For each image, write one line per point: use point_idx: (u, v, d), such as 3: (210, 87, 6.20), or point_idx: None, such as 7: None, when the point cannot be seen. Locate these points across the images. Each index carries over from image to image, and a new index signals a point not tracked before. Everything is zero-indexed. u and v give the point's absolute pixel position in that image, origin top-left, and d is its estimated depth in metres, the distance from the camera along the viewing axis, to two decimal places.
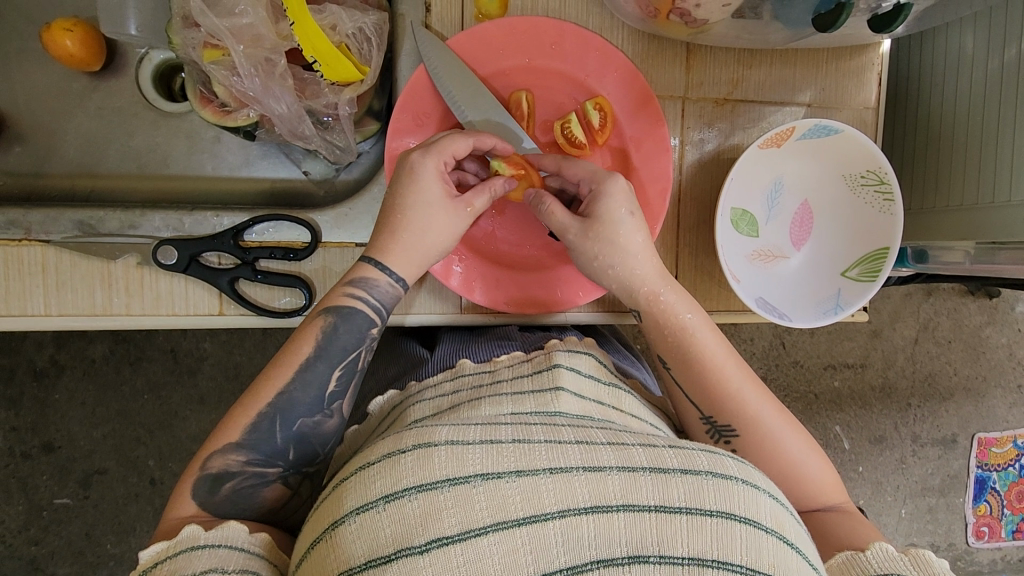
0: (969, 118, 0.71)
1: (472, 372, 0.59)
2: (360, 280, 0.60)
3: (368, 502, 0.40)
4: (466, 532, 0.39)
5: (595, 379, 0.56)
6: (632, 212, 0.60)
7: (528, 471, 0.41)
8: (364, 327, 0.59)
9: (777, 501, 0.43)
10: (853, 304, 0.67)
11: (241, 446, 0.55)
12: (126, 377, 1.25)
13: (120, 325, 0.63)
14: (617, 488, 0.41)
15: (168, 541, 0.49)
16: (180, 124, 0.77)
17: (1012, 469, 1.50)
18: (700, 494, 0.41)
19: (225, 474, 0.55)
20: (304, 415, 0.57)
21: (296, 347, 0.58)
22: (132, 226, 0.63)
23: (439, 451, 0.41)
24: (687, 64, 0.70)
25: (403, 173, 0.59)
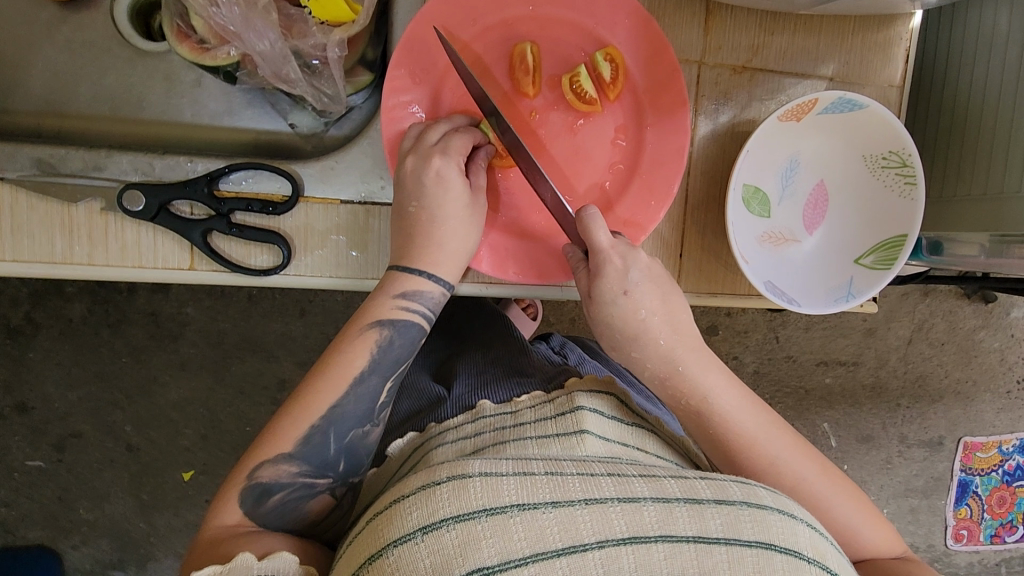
0: (1000, 99, 0.66)
1: (494, 414, 0.59)
2: (408, 290, 0.58)
3: (407, 534, 0.41)
4: (505, 563, 0.40)
5: (619, 421, 0.56)
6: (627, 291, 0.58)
7: (565, 502, 0.42)
8: (418, 337, 0.59)
9: (813, 529, 0.46)
10: (865, 292, 0.64)
11: (293, 456, 0.55)
12: (103, 339, 1.20)
13: (82, 276, 0.58)
14: (655, 519, 0.43)
15: (224, 565, 0.47)
16: (157, 64, 0.72)
17: (995, 474, 1.49)
18: (736, 524, 0.43)
19: (275, 484, 0.55)
20: (356, 427, 0.57)
21: (350, 361, 0.57)
22: (96, 167, 0.57)
23: (475, 482, 0.43)
24: (705, 26, 0.65)
25: (430, 185, 0.57)
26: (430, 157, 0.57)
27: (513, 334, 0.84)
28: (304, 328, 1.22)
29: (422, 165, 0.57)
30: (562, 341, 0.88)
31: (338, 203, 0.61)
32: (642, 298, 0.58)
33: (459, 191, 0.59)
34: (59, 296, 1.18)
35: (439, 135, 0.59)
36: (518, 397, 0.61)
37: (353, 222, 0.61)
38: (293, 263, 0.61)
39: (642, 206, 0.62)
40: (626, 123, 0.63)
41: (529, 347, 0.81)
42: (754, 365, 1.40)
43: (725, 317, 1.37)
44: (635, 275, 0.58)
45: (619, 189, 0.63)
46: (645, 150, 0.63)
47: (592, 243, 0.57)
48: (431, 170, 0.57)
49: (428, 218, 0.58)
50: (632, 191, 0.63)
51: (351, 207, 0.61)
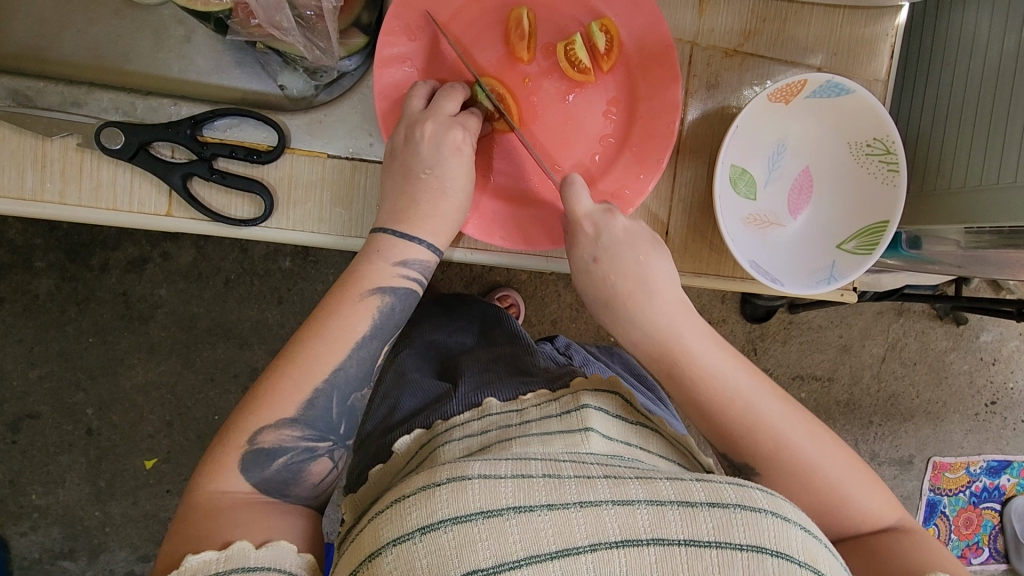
0: (980, 95, 0.68)
1: (499, 412, 0.58)
2: (400, 256, 0.57)
3: (405, 534, 0.41)
4: (499, 565, 0.40)
5: (621, 419, 0.55)
6: (595, 258, 0.59)
7: (560, 505, 0.41)
8: (415, 304, 0.58)
9: (808, 532, 0.42)
10: (848, 274, 0.65)
11: (297, 421, 0.53)
12: (71, 316, 1.16)
13: (52, 216, 0.56)
14: (646, 522, 0.41)
15: (221, 551, 0.44)
16: (146, 17, 0.71)
17: (961, 496, 1.52)
18: (729, 528, 0.41)
19: (279, 449, 0.52)
20: (357, 390, 0.55)
21: (352, 325, 0.55)
22: (76, 103, 0.56)
23: (473, 485, 0.42)
24: (699, 8, 0.66)
25: (446, 152, 0.57)
26: (449, 127, 0.57)
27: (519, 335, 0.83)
28: (281, 317, 1.18)
29: (440, 132, 0.56)
30: (566, 342, 0.88)
31: (324, 156, 0.60)
32: (614, 266, 0.59)
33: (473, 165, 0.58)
34: (25, 270, 1.14)
35: (456, 105, 0.58)
36: (524, 396, 0.60)
37: (337, 176, 0.60)
38: (274, 215, 0.60)
39: (633, 176, 0.63)
40: (618, 95, 0.64)
41: (533, 346, 0.80)
42: None
43: None
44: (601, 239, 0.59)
45: (608, 161, 0.64)
46: (637, 121, 0.63)
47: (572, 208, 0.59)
48: (451, 139, 0.57)
49: (438, 188, 0.57)
50: (623, 161, 0.63)
51: (337, 161, 0.60)
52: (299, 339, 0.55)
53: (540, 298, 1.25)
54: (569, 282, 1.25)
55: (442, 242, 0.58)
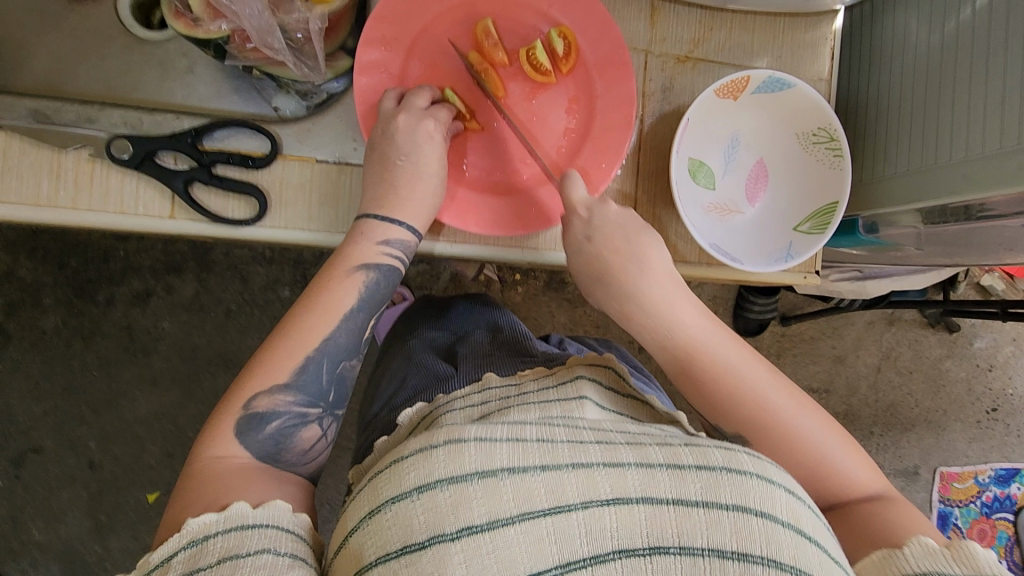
0: (915, 88, 0.75)
1: (499, 386, 0.64)
2: (384, 238, 0.63)
3: (403, 493, 0.44)
4: (493, 521, 0.43)
5: (613, 392, 0.60)
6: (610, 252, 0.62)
7: (552, 466, 0.45)
8: (396, 281, 0.64)
9: (793, 494, 0.45)
10: (803, 253, 0.69)
11: (289, 387, 0.58)
12: (76, 350, 1.20)
13: (64, 221, 0.61)
14: (636, 483, 0.44)
15: (220, 513, 0.46)
16: (153, 51, 0.78)
17: (974, 507, 1.48)
18: (715, 488, 0.44)
19: (272, 413, 0.57)
20: (345, 359, 0.61)
21: (337, 299, 0.61)
22: (89, 120, 0.61)
23: (469, 447, 0.46)
24: (650, 18, 0.73)
25: (420, 141, 0.63)
26: (421, 118, 0.63)
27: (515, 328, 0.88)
28: None
29: (414, 123, 0.63)
30: (560, 338, 0.92)
31: (313, 161, 0.66)
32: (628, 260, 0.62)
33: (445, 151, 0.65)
34: (35, 307, 1.20)
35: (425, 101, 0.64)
36: (524, 372, 0.66)
37: (326, 179, 0.66)
38: (268, 215, 0.65)
39: (594, 166, 0.69)
40: (579, 94, 0.70)
41: (528, 336, 0.85)
42: None
43: None
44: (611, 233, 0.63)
45: (572, 154, 0.70)
46: (596, 116, 0.70)
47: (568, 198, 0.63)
48: (425, 129, 0.63)
49: (415, 172, 0.63)
50: (586, 153, 0.69)
51: (325, 165, 0.66)
52: (292, 314, 0.61)
53: (535, 318, 1.29)
54: (562, 302, 1.30)
55: (420, 225, 0.64)
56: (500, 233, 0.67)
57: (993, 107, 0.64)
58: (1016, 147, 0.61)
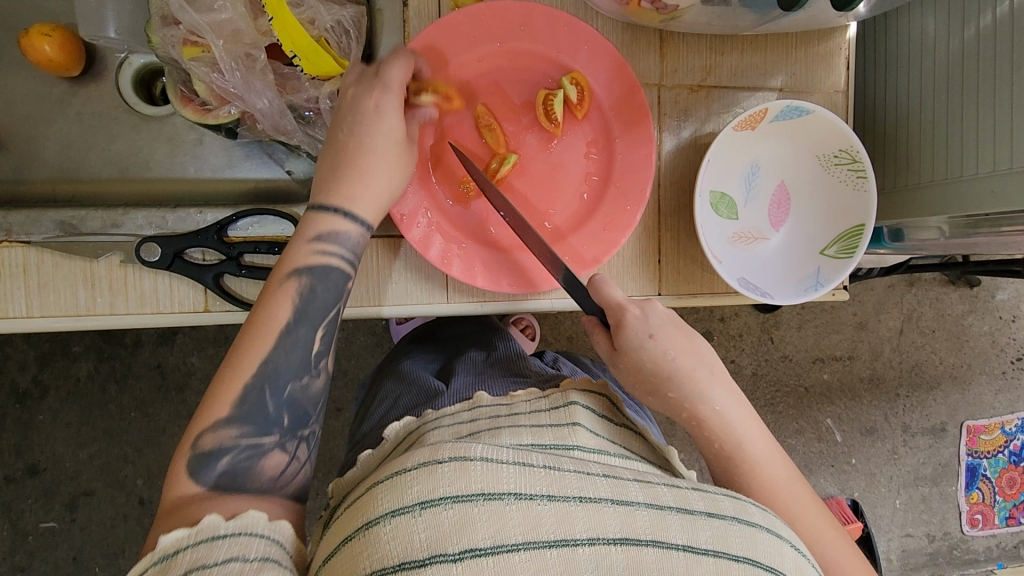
0: (933, 94, 0.73)
1: (490, 404, 0.61)
2: (325, 232, 0.57)
3: (405, 506, 0.41)
4: (498, 545, 0.40)
5: (606, 419, 0.59)
6: (652, 334, 0.60)
7: (561, 496, 0.43)
8: (340, 280, 0.57)
9: (798, 551, 0.49)
10: (833, 280, 0.69)
11: (232, 420, 0.51)
12: (112, 395, 1.23)
13: (104, 325, 0.63)
14: (647, 523, 0.44)
15: (191, 528, 0.43)
16: (161, 127, 0.77)
17: (1001, 456, 1.53)
18: (726, 539, 0.45)
19: (219, 450, 0.50)
20: (294, 378, 0.54)
21: (274, 313, 0.54)
22: (114, 225, 0.63)
23: (476, 466, 0.43)
24: (661, 52, 0.72)
25: (364, 114, 0.58)
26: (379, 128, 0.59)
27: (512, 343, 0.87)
28: None
29: (363, 94, 0.59)
30: (555, 356, 0.93)
31: None
32: (666, 343, 0.61)
33: (397, 124, 0.59)
34: (66, 356, 1.22)
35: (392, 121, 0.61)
36: (514, 392, 0.63)
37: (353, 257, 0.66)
38: None
39: (620, 210, 0.68)
40: (594, 137, 0.69)
41: (525, 356, 0.85)
42: (751, 367, 1.44)
43: (715, 321, 1.42)
44: (653, 318, 0.61)
45: (594, 199, 0.69)
46: (615, 158, 0.69)
47: (607, 302, 0.62)
48: (370, 101, 0.58)
49: (356, 146, 0.58)
50: (610, 198, 0.68)
51: None
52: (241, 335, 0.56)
53: (553, 318, 1.30)
54: None
55: (366, 213, 0.58)
56: (536, 288, 0.67)
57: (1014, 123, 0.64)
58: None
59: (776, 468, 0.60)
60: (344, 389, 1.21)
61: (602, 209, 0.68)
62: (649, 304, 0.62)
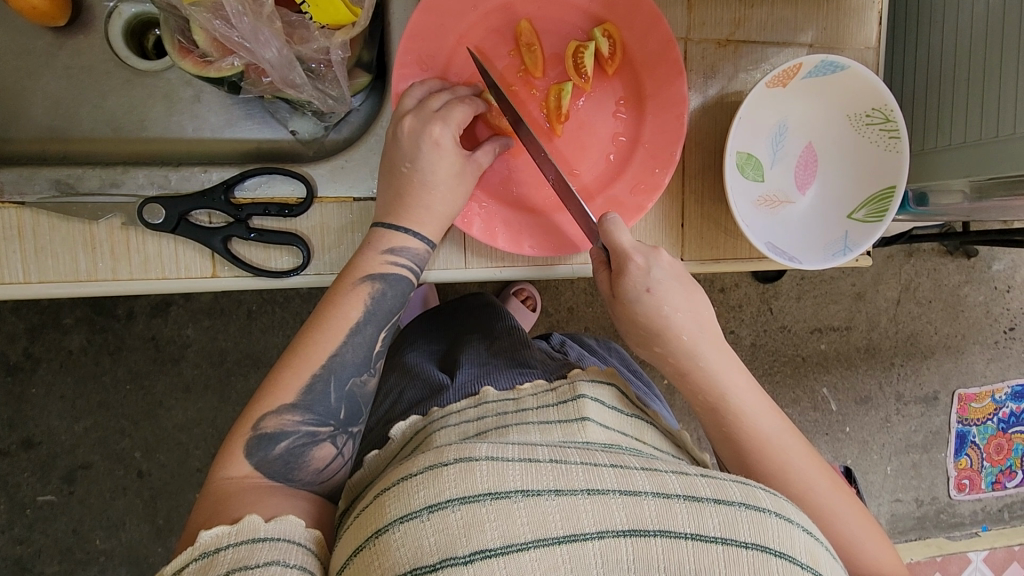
0: (971, 50, 0.70)
1: (495, 399, 0.60)
2: (391, 245, 0.60)
3: (412, 512, 0.42)
4: (507, 546, 0.40)
5: (618, 409, 0.58)
6: (649, 288, 0.59)
7: (567, 491, 0.42)
8: (408, 290, 0.60)
9: (811, 534, 0.45)
10: (861, 244, 0.68)
11: (297, 406, 0.55)
12: (106, 367, 1.19)
13: (106, 291, 0.59)
14: (653, 513, 0.42)
15: (232, 525, 0.46)
16: (155, 83, 0.73)
17: (990, 424, 1.55)
18: (734, 525, 0.42)
19: (280, 433, 0.54)
20: (355, 375, 0.58)
21: (347, 313, 0.58)
22: (114, 183, 0.59)
23: (481, 466, 0.43)
24: (689, 4, 0.68)
25: (427, 150, 0.59)
26: (431, 121, 0.59)
27: (518, 328, 0.85)
28: None
29: (420, 128, 0.59)
30: (562, 339, 0.91)
31: (351, 200, 0.63)
32: (667, 296, 0.60)
33: (454, 160, 0.60)
34: (57, 328, 1.18)
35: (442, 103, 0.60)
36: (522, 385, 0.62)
37: (366, 217, 0.63)
38: (311, 263, 0.62)
39: (649, 172, 0.65)
40: (626, 94, 0.66)
41: (530, 341, 0.82)
42: (751, 337, 1.44)
43: (717, 292, 1.41)
44: (661, 270, 0.60)
45: (623, 160, 0.66)
46: (647, 117, 0.65)
47: (615, 245, 0.59)
48: (431, 135, 0.59)
49: (421, 182, 0.59)
50: (638, 159, 0.66)
51: (363, 202, 0.63)
52: (303, 332, 0.58)
53: (553, 289, 1.27)
54: None
55: (434, 232, 0.61)
56: (556, 252, 0.65)
57: None
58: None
59: (796, 453, 0.58)
60: None
61: (632, 169, 0.66)
62: (655, 253, 0.60)
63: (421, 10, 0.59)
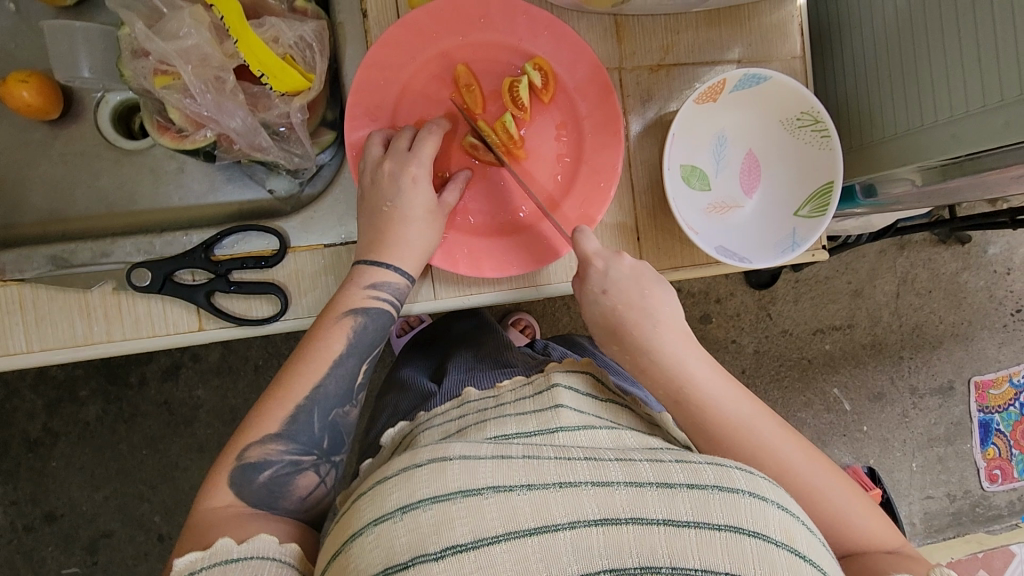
0: (886, 51, 0.75)
1: (478, 398, 0.63)
2: (372, 282, 0.64)
3: (387, 512, 0.44)
4: (477, 540, 0.41)
5: (592, 396, 0.59)
6: (603, 290, 0.64)
7: (538, 485, 0.44)
8: (387, 323, 0.65)
9: (787, 512, 0.45)
10: (809, 238, 0.71)
11: (280, 436, 0.59)
12: (122, 435, 1.24)
13: (103, 353, 0.64)
14: (625, 501, 0.43)
15: (204, 550, 0.49)
16: (142, 160, 0.80)
17: (1013, 409, 1.53)
18: (706, 507, 0.43)
19: (264, 462, 0.58)
20: (337, 406, 0.62)
21: (328, 345, 0.62)
22: (104, 254, 0.66)
23: (453, 465, 0.45)
24: (618, 37, 0.74)
25: (403, 188, 0.64)
26: (404, 162, 0.65)
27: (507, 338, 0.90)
28: None
29: (398, 169, 0.64)
30: (544, 344, 0.95)
31: (322, 247, 0.68)
32: (619, 295, 0.64)
33: (428, 195, 0.66)
34: (74, 401, 1.24)
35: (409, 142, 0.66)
36: (502, 383, 0.65)
37: (338, 262, 0.68)
38: (291, 308, 0.67)
39: (596, 186, 0.70)
40: (565, 118, 0.71)
41: (517, 347, 0.87)
42: (753, 345, 1.45)
43: (713, 303, 1.43)
44: (637, 276, 0.65)
45: (569, 179, 0.71)
46: (586, 137, 0.71)
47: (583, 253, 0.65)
48: (406, 175, 0.64)
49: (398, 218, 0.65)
50: (583, 176, 0.71)
51: (335, 248, 0.68)
52: (287, 362, 0.62)
53: (551, 315, 1.29)
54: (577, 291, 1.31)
55: (413, 267, 0.65)
56: (517, 272, 0.69)
57: (955, 77, 0.66)
58: (1018, 97, 0.58)
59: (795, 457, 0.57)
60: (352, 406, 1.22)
61: (579, 184, 0.70)
62: (617, 258, 0.65)
63: (365, 65, 0.66)
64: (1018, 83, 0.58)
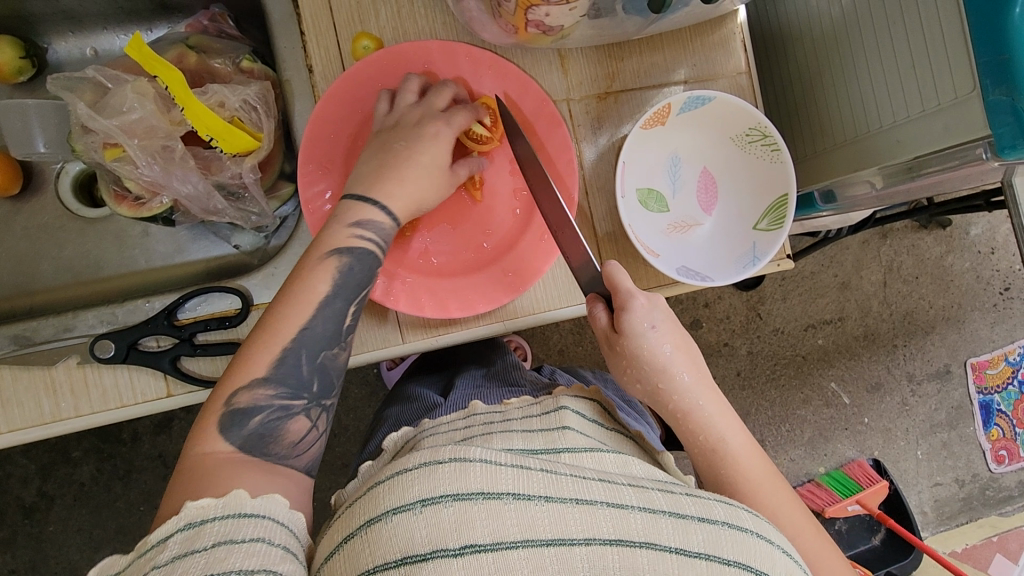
0: (828, 57, 0.77)
1: (484, 412, 0.61)
2: (360, 219, 0.62)
3: (407, 503, 0.41)
4: (497, 543, 0.40)
5: (597, 423, 0.58)
6: (654, 324, 0.62)
7: (558, 498, 0.42)
8: (374, 264, 0.62)
9: (789, 556, 0.46)
10: (769, 251, 0.71)
11: (269, 380, 0.55)
12: (119, 493, 1.23)
13: (73, 427, 0.64)
14: (639, 527, 0.42)
15: (218, 498, 0.46)
16: (106, 226, 0.80)
17: (1012, 388, 1.52)
18: (717, 543, 0.43)
19: (254, 407, 0.54)
20: (327, 349, 0.58)
21: (314, 285, 0.58)
22: (66, 328, 0.67)
23: (476, 466, 0.42)
24: (563, 68, 0.75)
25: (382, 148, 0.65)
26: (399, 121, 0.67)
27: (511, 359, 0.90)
28: None
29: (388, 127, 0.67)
30: (551, 370, 0.91)
31: None
32: (665, 333, 0.62)
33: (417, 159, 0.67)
34: (67, 463, 1.23)
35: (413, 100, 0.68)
36: (510, 400, 0.63)
37: None
38: None
39: None
40: None
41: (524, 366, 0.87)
42: (745, 347, 1.45)
43: (702, 308, 1.43)
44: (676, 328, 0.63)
45: (528, 212, 0.72)
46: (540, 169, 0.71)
47: (616, 287, 0.62)
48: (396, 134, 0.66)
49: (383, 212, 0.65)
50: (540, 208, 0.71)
51: None
52: (272, 303, 0.59)
53: (540, 334, 1.29)
54: None
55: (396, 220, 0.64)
56: (483, 309, 0.69)
57: (892, 81, 0.67)
58: (954, 100, 0.59)
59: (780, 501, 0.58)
60: (348, 444, 1.21)
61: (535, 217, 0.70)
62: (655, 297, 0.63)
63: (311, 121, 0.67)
64: (951, 87, 0.59)
